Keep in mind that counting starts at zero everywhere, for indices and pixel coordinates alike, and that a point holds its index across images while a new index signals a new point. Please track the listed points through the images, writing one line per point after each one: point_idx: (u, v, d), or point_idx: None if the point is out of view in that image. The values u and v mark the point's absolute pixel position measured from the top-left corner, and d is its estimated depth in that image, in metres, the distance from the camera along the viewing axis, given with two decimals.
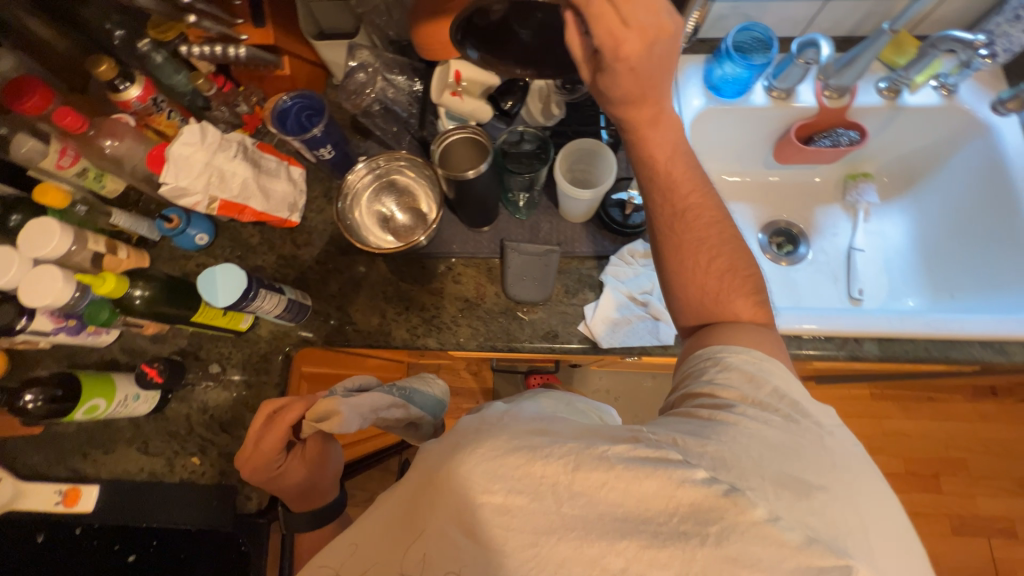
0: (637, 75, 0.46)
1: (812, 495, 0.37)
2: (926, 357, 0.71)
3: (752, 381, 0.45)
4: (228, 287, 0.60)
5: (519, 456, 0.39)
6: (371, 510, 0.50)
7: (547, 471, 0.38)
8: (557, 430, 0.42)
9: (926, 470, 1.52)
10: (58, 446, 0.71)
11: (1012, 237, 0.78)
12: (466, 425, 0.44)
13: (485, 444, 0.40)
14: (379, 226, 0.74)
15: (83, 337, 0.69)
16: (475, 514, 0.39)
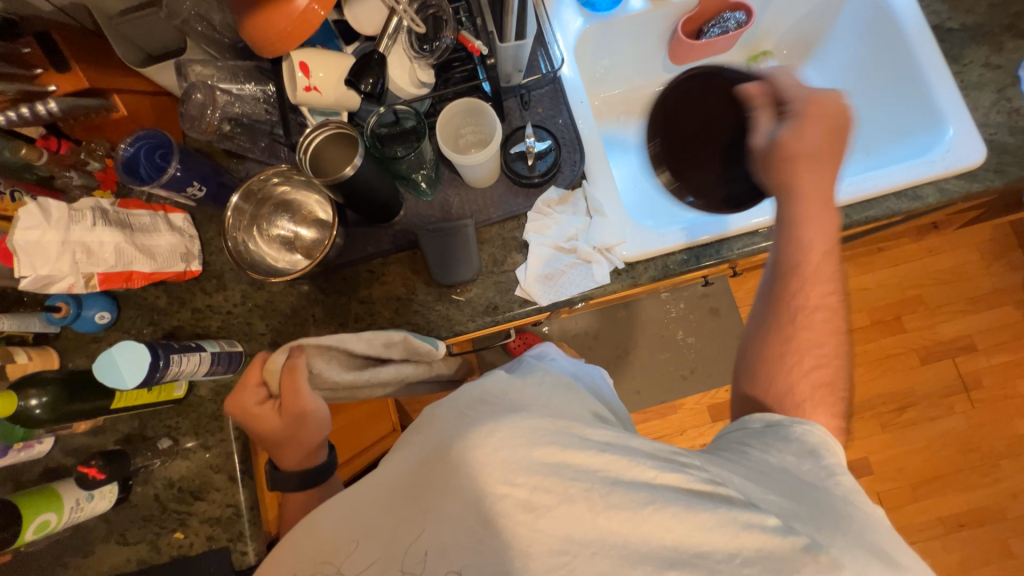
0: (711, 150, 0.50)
1: (900, 568, 0.39)
2: (847, 224, 0.72)
3: (811, 447, 0.47)
4: (132, 365, 0.55)
5: (547, 450, 0.46)
6: (364, 491, 0.50)
7: (580, 484, 0.44)
8: (583, 434, 0.48)
9: (889, 315, 1.61)
10: (35, 566, 0.69)
11: (912, 83, 0.77)
12: (490, 413, 0.49)
13: (508, 428, 0.47)
14: (286, 251, 0.70)
15: (14, 455, 0.65)
16: (494, 506, 0.43)
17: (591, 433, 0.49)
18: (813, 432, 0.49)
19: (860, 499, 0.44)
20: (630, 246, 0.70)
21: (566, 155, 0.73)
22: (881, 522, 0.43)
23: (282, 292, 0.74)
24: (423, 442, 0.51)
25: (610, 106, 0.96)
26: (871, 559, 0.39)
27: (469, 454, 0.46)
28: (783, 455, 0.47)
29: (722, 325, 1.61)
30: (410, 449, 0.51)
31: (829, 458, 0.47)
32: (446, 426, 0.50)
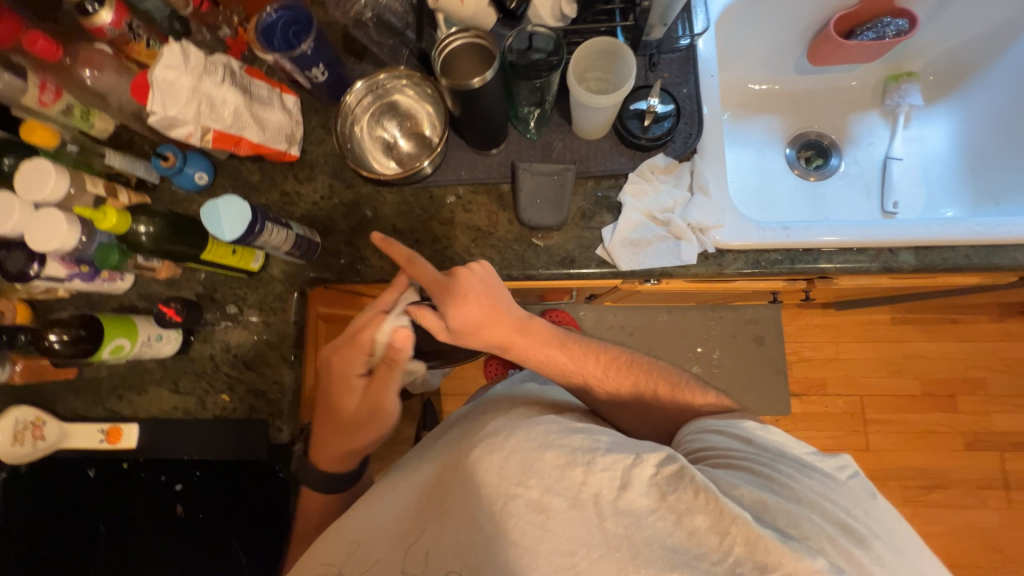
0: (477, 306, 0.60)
1: (868, 543, 0.46)
2: (966, 265, 0.66)
3: (758, 442, 0.56)
4: (232, 220, 0.57)
5: (558, 457, 0.52)
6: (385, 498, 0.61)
7: (588, 486, 0.50)
8: (588, 433, 0.55)
9: (943, 391, 1.52)
10: (94, 391, 0.73)
11: None
12: (504, 425, 0.58)
13: (520, 434, 0.55)
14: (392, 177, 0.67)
15: (98, 284, 0.69)
16: (506, 506, 0.50)
17: (597, 435, 0.55)
18: (757, 430, 0.57)
19: (823, 481, 0.51)
20: (726, 231, 0.68)
21: (683, 126, 0.70)
22: (842, 496, 0.50)
23: (369, 196, 0.75)
24: (444, 458, 0.60)
25: (729, 95, 0.91)
26: (839, 533, 0.46)
27: (482, 462, 0.54)
28: (759, 472, 0.52)
29: (762, 356, 1.57)
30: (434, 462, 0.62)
31: (789, 458, 0.54)
32: (462, 442, 0.60)
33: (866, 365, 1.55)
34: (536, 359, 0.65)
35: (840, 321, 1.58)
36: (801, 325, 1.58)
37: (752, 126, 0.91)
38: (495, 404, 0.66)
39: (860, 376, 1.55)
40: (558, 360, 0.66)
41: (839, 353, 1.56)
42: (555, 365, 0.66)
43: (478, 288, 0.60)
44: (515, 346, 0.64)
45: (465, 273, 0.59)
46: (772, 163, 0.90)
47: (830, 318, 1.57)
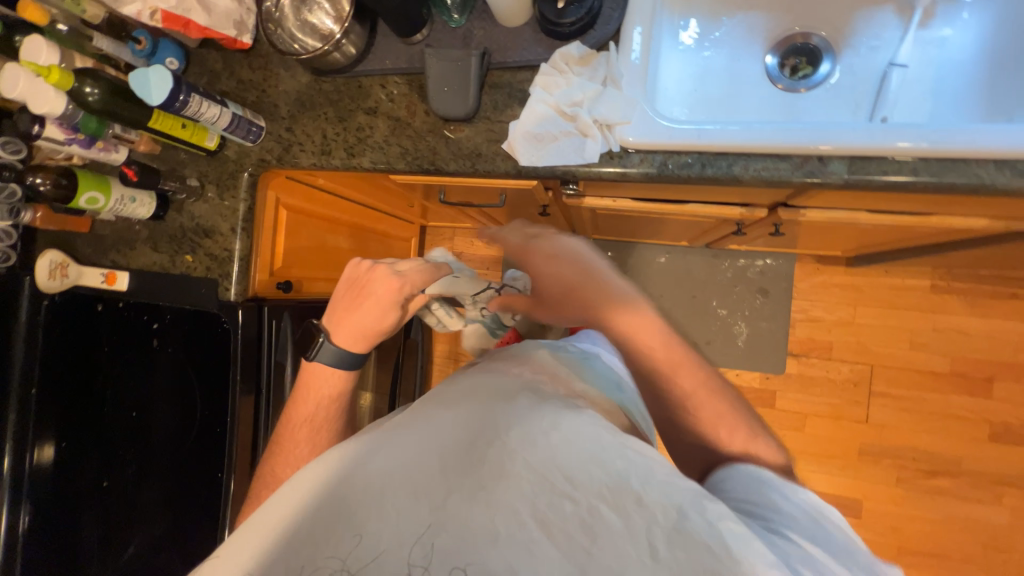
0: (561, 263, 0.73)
1: None
2: (911, 181, 0.57)
3: (833, 528, 0.49)
4: (161, 87, 0.67)
5: (610, 468, 0.48)
6: (401, 448, 0.54)
7: (643, 508, 0.45)
8: (643, 446, 0.51)
9: (978, 373, 1.33)
10: (100, 243, 0.90)
11: None
12: (548, 418, 0.54)
13: (568, 429, 0.52)
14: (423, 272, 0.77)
15: (96, 152, 0.81)
16: (553, 507, 0.46)
17: (657, 455, 0.51)
18: (824, 506, 0.49)
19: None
20: (633, 128, 0.64)
21: (606, 10, 0.66)
22: None
23: (309, 85, 0.80)
24: (474, 427, 0.55)
25: None
26: None
27: (529, 451, 0.50)
28: (804, 539, 0.46)
29: (763, 310, 1.46)
30: (459, 427, 0.56)
31: (857, 564, 0.46)
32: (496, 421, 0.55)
33: (887, 334, 1.38)
34: (642, 337, 0.64)
35: (865, 283, 1.40)
36: (818, 282, 1.43)
37: (732, 24, 0.79)
38: (521, 386, 0.62)
39: (878, 345, 1.39)
40: (668, 353, 0.64)
41: (856, 318, 1.40)
42: (661, 353, 0.64)
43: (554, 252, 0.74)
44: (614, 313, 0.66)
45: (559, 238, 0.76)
46: (746, 71, 0.79)
47: (853, 278, 1.41)
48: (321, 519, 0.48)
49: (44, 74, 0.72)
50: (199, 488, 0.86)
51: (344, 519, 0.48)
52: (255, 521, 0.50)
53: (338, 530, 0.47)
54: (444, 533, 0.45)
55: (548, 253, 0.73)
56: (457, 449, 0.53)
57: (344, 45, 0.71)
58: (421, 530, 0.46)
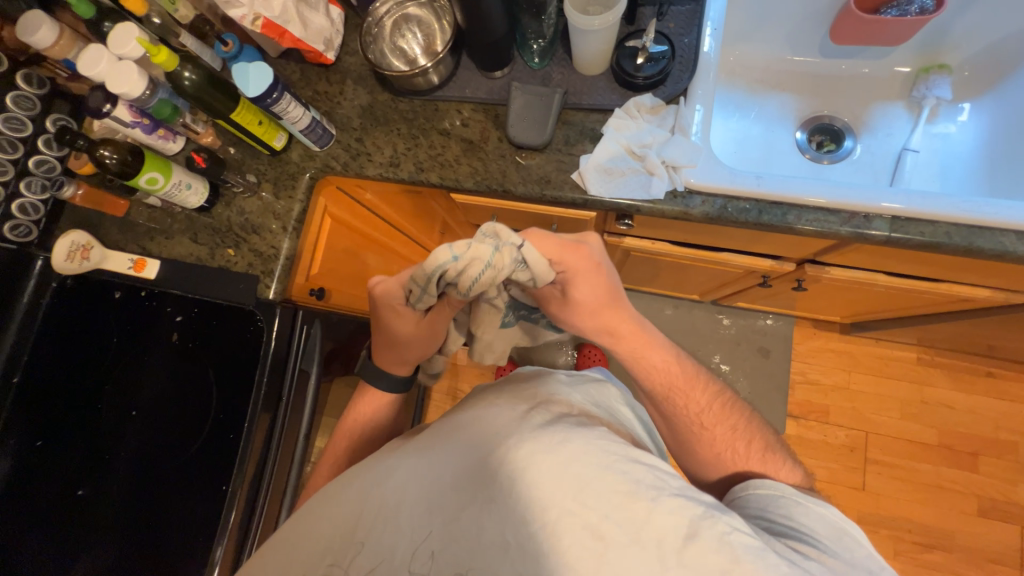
0: (589, 285, 0.64)
1: None
2: (945, 242, 0.65)
3: (838, 538, 0.51)
4: (259, 81, 0.71)
5: (616, 485, 0.46)
6: (404, 463, 0.52)
7: (651, 524, 0.44)
8: (649, 459, 0.49)
9: (963, 446, 1.40)
10: (132, 229, 0.87)
11: None
12: (549, 428, 0.50)
13: (573, 442, 0.48)
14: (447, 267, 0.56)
15: (154, 139, 0.80)
16: (560, 521, 0.44)
17: (662, 470, 0.49)
18: (840, 520, 0.53)
19: None
20: (697, 172, 0.70)
21: (676, 71, 0.74)
22: None
23: (385, 103, 0.84)
24: (473, 437, 0.51)
25: (750, 67, 0.90)
26: None
27: (531, 463, 0.47)
28: (822, 558, 0.49)
29: (764, 369, 1.51)
30: (458, 439, 0.52)
31: (865, 568, 0.49)
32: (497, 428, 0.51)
33: (879, 402, 1.45)
34: (649, 361, 0.67)
35: (857, 350, 1.49)
36: (815, 346, 1.51)
37: (767, 102, 0.90)
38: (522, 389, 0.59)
39: (870, 412, 1.45)
40: (671, 372, 0.67)
41: (851, 384, 1.47)
42: (668, 373, 0.67)
43: (594, 263, 0.63)
44: (628, 337, 0.67)
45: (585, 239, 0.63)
46: (780, 141, 0.88)
47: (847, 346, 1.50)
48: (338, 535, 0.49)
49: (150, 52, 0.69)
50: (193, 502, 0.78)
51: (359, 533, 0.48)
52: (282, 539, 0.53)
53: (354, 541, 0.48)
54: (456, 545, 0.46)
55: (576, 275, 0.63)
56: (462, 461, 0.50)
57: (431, 72, 0.77)
58: (434, 544, 0.46)
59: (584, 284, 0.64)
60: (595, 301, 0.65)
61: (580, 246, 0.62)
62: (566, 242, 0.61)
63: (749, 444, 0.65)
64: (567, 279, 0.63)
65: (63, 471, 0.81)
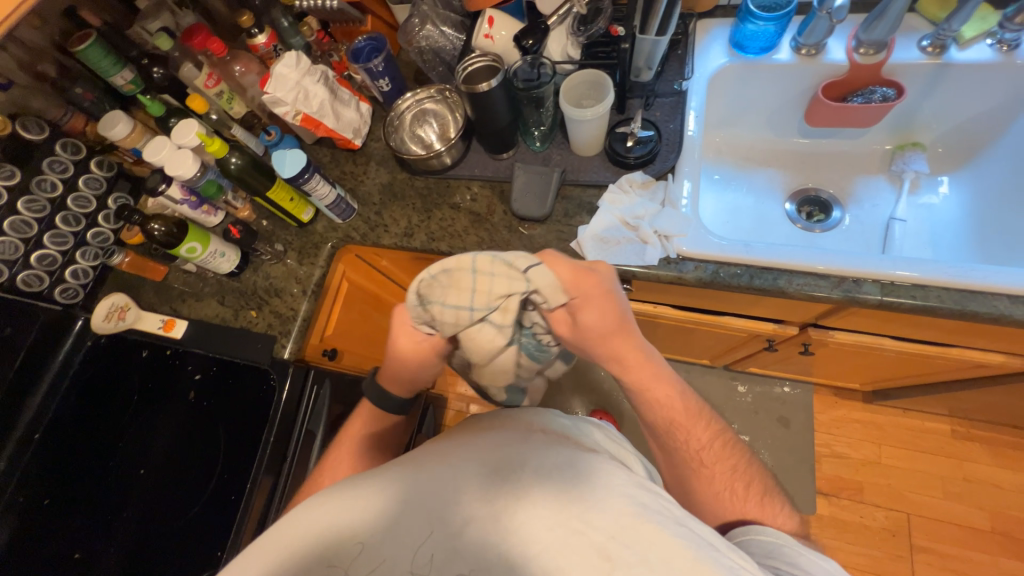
0: (597, 311, 0.59)
1: None
2: (938, 306, 0.66)
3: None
4: (294, 165, 0.81)
5: (622, 506, 0.45)
6: (407, 469, 0.49)
7: (658, 546, 0.43)
8: (654, 488, 0.49)
9: (1021, 533, 1.26)
10: (167, 292, 0.94)
11: None
12: (557, 450, 0.50)
13: (580, 464, 0.48)
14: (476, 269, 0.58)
15: (199, 213, 0.89)
16: (568, 542, 0.43)
17: (667, 499, 0.48)
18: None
19: None
20: (688, 240, 0.75)
21: (663, 151, 0.82)
22: None
23: (402, 181, 0.93)
24: (481, 450, 0.50)
25: (735, 147, 0.99)
26: None
27: (540, 480, 0.46)
28: None
29: (787, 441, 1.43)
30: (464, 451, 0.50)
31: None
32: (504, 444, 0.51)
33: (917, 479, 1.34)
34: (654, 395, 0.62)
35: (884, 421, 1.41)
36: (839, 416, 1.44)
37: (754, 176, 0.97)
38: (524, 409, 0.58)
39: (909, 491, 1.33)
40: (676, 408, 0.62)
41: (882, 458, 1.38)
42: (672, 409, 0.63)
43: (604, 289, 0.59)
44: (635, 368, 0.62)
45: (601, 269, 0.61)
46: (770, 211, 0.94)
47: (874, 416, 1.42)
48: (332, 540, 0.45)
49: (206, 142, 0.82)
50: (189, 566, 0.77)
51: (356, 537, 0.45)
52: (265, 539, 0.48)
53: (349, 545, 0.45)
54: (460, 558, 0.43)
55: (584, 303, 0.58)
56: (467, 471, 0.48)
57: (444, 155, 0.86)
58: (436, 551, 0.44)
59: (592, 311, 0.58)
60: (604, 330, 0.59)
61: (591, 274, 0.60)
62: (580, 267, 0.59)
63: (748, 488, 0.62)
64: (578, 306, 0.58)
65: (66, 530, 0.81)
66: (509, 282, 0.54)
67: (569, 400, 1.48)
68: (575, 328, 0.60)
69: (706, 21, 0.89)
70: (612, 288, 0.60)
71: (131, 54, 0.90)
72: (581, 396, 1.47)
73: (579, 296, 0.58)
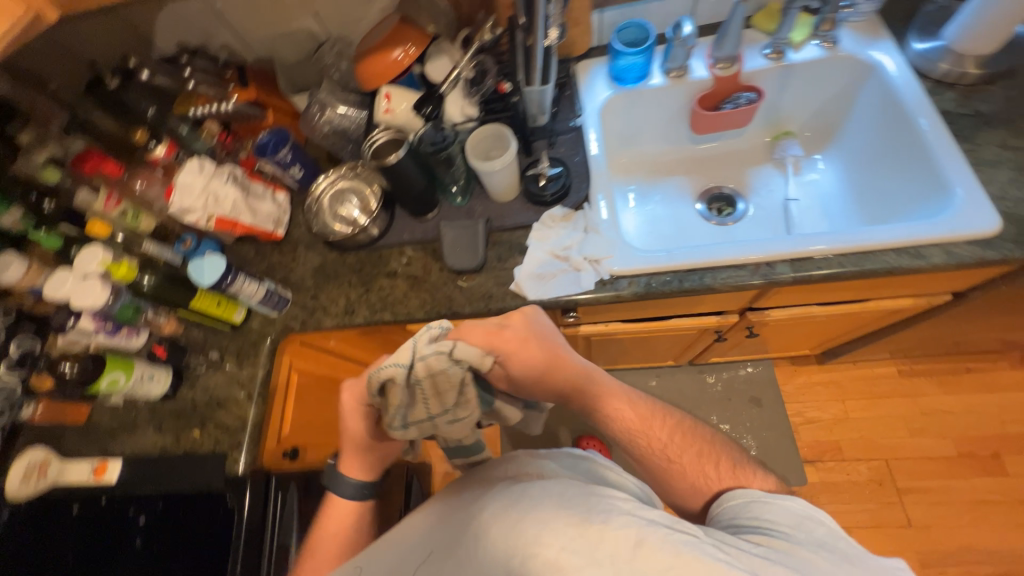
0: (520, 353, 0.59)
1: None
2: (841, 271, 0.73)
3: (799, 524, 0.52)
4: (213, 270, 0.80)
5: (569, 516, 0.46)
6: (416, 533, 0.59)
7: (605, 544, 0.44)
8: (606, 491, 0.50)
9: (983, 450, 1.36)
10: (93, 434, 0.87)
11: (910, 148, 0.81)
12: (517, 482, 0.53)
13: (534, 487, 0.51)
14: (446, 351, 0.52)
15: (118, 339, 0.81)
16: (524, 564, 0.44)
17: (616, 495, 0.49)
18: (805, 511, 0.54)
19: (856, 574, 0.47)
20: (617, 260, 0.79)
21: (576, 183, 0.87)
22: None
23: (334, 261, 0.92)
24: (465, 500, 0.56)
25: (639, 164, 1.07)
26: None
27: (497, 511, 0.50)
28: (773, 540, 0.50)
29: (763, 419, 1.48)
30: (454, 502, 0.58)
31: (825, 545, 0.50)
32: (479, 489, 0.57)
33: (884, 424, 1.43)
34: (606, 412, 0.64)
35: (841, 377, 1.50)
36: (802, 383, 1.52)
37: (665, 186, 1.05)
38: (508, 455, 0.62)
39: (881, 437, 1.41)
40: (629, 418, 0.64)
41: (850, 413, 1.46)
42: (625, 422, 0.64)
43: (525, 335, 0.61)
44: (577, 395, 0.64)
45: (512, 319, 0.62)
46: (685, 214, 1.01)
47: (832, 375, 1.51)
48: None
49: (111, 269, 0.79)
50: None
51: None
52: None
53: None
54: None
55: (512, 351, 0.59)
56: (450, 518, 0.56)
57: (370, 226, 0.87)
58: None
59: (517, 359, 0.59)
60: (535, 370, 0.61)
61: (505, 329, 0.60)
62: (495, 325, 0.60)
63: (716, 466, 0.62)
64: (507, 359, 0.59)
65: None
66: (446, 371, 0.52)
67: (554, 432, 1.46)
68: (514, 374, 0.60)
69: (586, 62, 0.98)
70: (529, 331, 0.61)
71: (17, 193, 0.85)
72: (564, 423, 1.46)
73: (505, 348, 0.59)
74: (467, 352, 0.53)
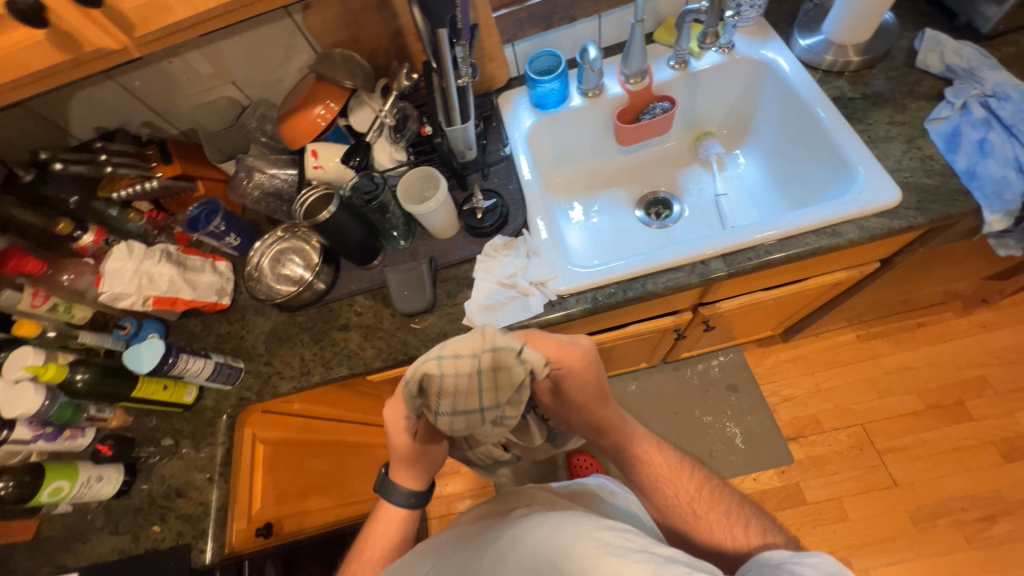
0: (579, 381, 0.59)
1: None
2: (770, 257, 0.77)
3: None
4: (151, 355, 0.76)
5: (589, 550, 0.46)
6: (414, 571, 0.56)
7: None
8: (624, 526, 0.49)
9: (948, 399, 1.43)
10: (42, 548, 0.80)
11: (814, 135, 0.87)
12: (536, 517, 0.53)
13: (551, 521, 0.51)
14: (516, 349, 0.50)
15: (61, 442, 0.77)
16: None
17: (632, 532, 0.48)
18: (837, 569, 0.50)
19: None
20: (562, 280, 0.80)
21: (512, 210, 0.89)
22: None
23: (284, 322, 0.91)
24: (474, 540, 0.55)
25: (577, 181, 1.10)
26: None
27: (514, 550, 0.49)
28: None
29: (742, 405, 1.51)
30: (460, 543, 0.57)
31: None
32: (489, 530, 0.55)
33: (854, 390, 1.48)
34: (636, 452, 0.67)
35: (807, 352, 1.55)
36: (772, 363, 1.56)
37: (603, 198, 1.08)
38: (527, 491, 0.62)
39: (854, 403, 1.46)
40: (654, 462, 0.67)
41: (822, 384, 1.50)
42: (649, 462, 0.67)
43: (592, 358, 0.58)
44: (614, 429, 0.65)
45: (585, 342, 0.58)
46: (626, 222, 1.05)
47: (798, 351, 1.56)
48: None
49: (38, 373, 0.74)
50: None
51: None
52: None
53: None
54: None
55: (574, 374, 0.58)
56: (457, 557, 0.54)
57: (314, 283, 0.86)
58: None
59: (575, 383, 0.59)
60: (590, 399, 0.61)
61: (575, 346, 0.58)
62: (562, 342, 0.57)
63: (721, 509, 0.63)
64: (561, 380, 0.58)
65: None
66: (510, 370, 0.50)
67: None
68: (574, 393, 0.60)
69: (506, 93, 1.01)
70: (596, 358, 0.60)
71: None
72: None
73: (567, 366, 0.57)
74: (534, 354, 0.51)
